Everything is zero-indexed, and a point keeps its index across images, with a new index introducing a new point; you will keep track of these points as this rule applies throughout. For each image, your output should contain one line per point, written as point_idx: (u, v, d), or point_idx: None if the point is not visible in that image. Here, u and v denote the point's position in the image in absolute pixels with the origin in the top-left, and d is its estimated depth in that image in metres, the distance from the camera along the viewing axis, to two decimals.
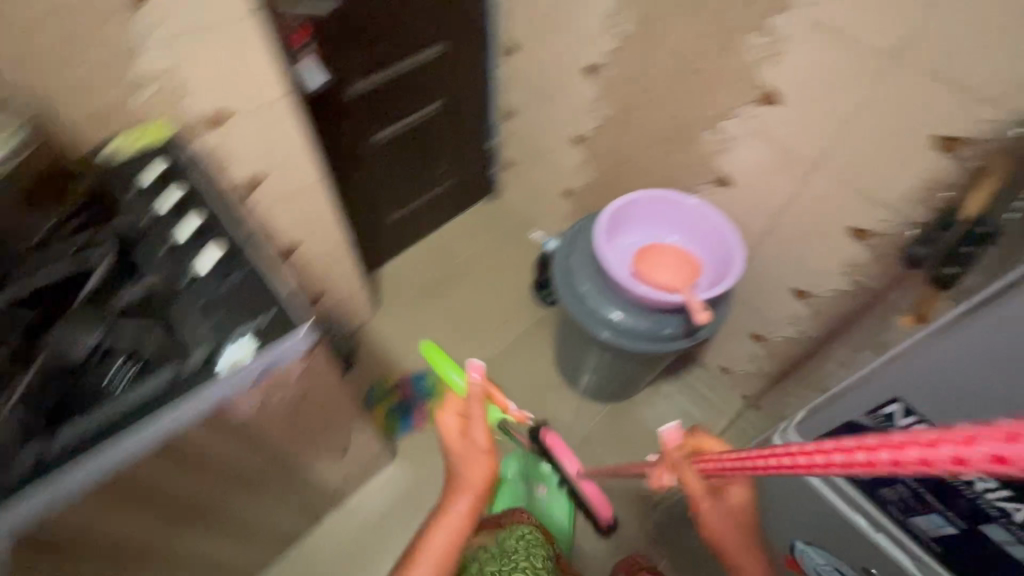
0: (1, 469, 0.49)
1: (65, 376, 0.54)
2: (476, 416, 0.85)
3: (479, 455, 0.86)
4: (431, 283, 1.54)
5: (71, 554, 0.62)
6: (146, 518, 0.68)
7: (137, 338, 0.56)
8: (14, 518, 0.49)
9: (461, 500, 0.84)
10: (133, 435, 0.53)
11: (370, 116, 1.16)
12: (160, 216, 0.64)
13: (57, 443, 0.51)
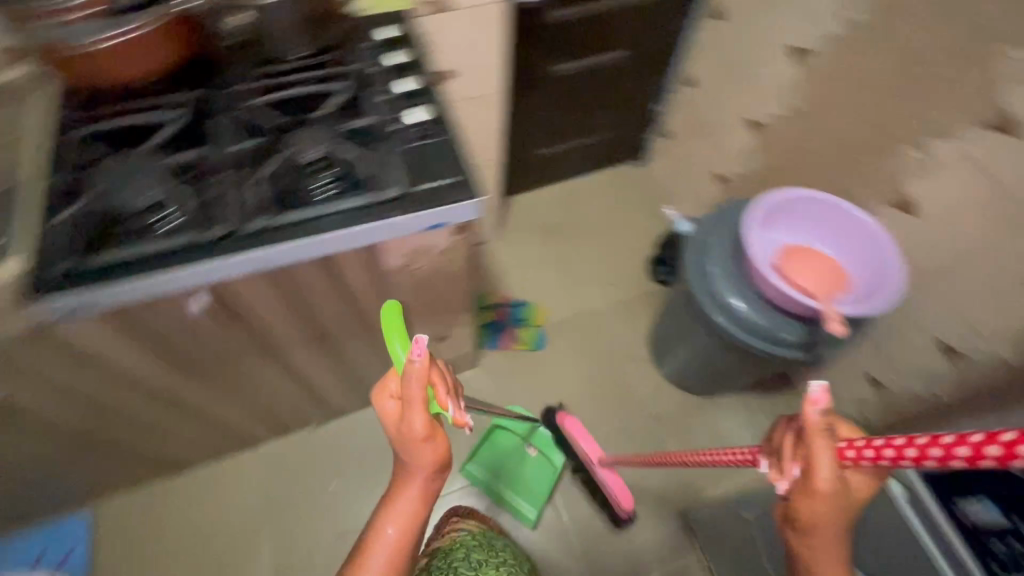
0: (236, 224, 0.61)
1: (293, 173, 0.65)
2: (415, 399, 0.58)
3: (423, 448, 0.60)
4: (554, 226, 1.59)
5: (240, 321, 0.76)
6: (294, 321, 0.82)
7: (350, 161, 0.66)
8: (233, 266, 0.61)
9: (402, 501, 0.62)
10: (327, 235, 0.62)
11: (559, 45, 1.19)
12: (385, 67, 0.76)
13: (277, 220, 0.62)
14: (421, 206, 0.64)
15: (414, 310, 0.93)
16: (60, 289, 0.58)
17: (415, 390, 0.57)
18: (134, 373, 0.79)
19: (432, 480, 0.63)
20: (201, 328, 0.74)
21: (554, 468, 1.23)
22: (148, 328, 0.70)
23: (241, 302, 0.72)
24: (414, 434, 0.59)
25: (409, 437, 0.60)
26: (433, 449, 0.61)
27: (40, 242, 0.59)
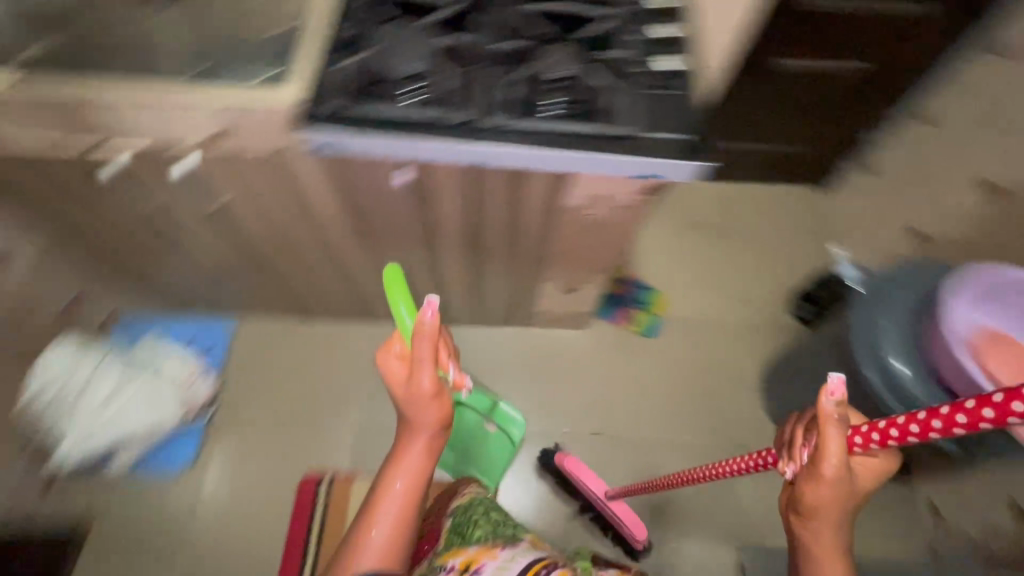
0: (485, 115, 0.69)
1: (542, 83, 0.72)
2: (426, 357, 0.68)
3: (429, 401, 0.71)
4: (706, 224, 1.53)
5: (427, 205, 0.83)
6: (463, 223, 0.88)
7: (594, 88, 0.72)
8: (466, 152, 0.68)
9: (409, 455, 0.73)
10: (556, 151, 0.67)
11: (809, 40, 1.02)
12: (643, 11, 0.81)
13: (519, 124, 0.68)
14: (686, 157, 0.69)
15: (564, 253, 0.97)
16: (331, 121, 0.68)
17: (426, 348, 0.68)
18: (322, 221, 0.90)
19: (434, 439, 0.74)
20: (390, 202, 0.83)
21: (515, 446, 1.27)
22: (352, 187, 0.79)
23: (433, 190, 0.79)
24: (422, 393, 0.70)
25: (417, 395, 0.70)
26: (439, 407, 0.71)
27: (318, 79, 0.70)
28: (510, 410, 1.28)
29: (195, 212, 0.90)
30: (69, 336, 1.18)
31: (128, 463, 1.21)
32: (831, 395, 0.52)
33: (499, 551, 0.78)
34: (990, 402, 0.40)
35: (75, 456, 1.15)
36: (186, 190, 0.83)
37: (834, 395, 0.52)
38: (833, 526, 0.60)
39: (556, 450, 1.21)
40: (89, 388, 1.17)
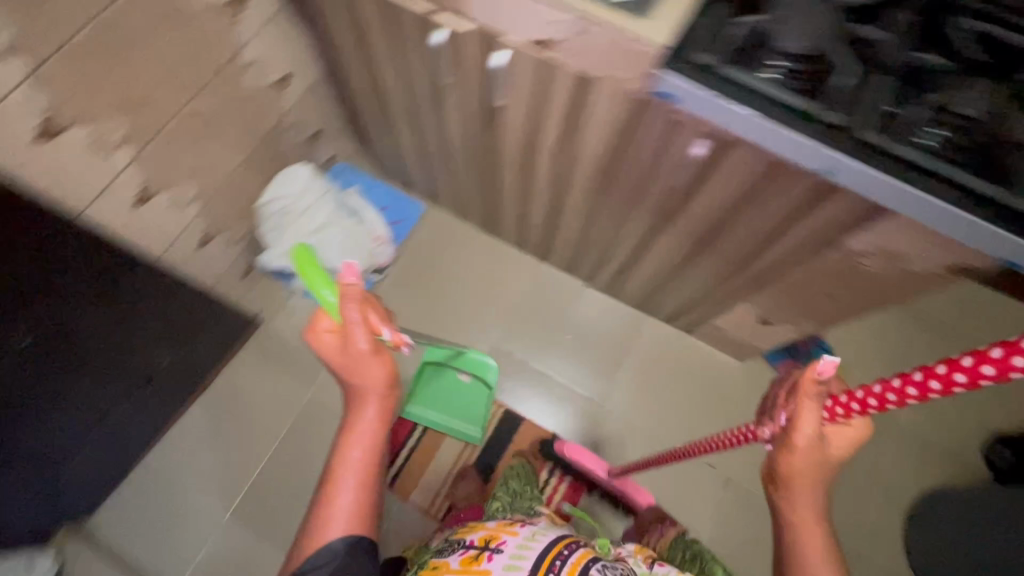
0: (852, 120, 0.60)
1: (928, 109, 0.61)
2: (355, 323, 0.72)
3: (369, 359, 0.72)
4: (915, 314, 1.36)
5: (692, 185, 0.80)
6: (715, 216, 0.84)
7: (987, 139, 0.60)
8: (814, 150, 0.60)
9: (364, 416, 0.73)
10: (917, 190, 0.58)
11: None
12: None
13: (888, 145, 0.59)
14: (989, 219, 0.57)
15: (790, 285, 0.91)
16: (683, 65, 0.63)
17: (351, 309, 0.72)
18: (575, 158, 0.90)
19: (384, 397, 0.73)
20: (661, 167, 0.80)
21: (491, 392, 1.30)
22: (639, 138, 0.77)
23: (713, 172, 0.75)
24: (361, 353, 0.72)
25: (360, 358, 0.73)
26: (381, 363, 0.73)
27: (683, 19, 0.63)
28: (483, 360, 1.29)
29: (465, 102, 0.93)
30: (302, 167, 1.28)
31: (303, 287, 1.36)
32: (819, 373, 0.56)
33: (519, 530, 0.88)
34: (988, 358, 0.37)
35: (272, 266, 1.28)
36: (473, 81, 0.86)
37: (822, 374, 0.55)
38: (810, 493, 0.64)
39: (550, 441, 1.27)
40: (304, 215, 1.28)
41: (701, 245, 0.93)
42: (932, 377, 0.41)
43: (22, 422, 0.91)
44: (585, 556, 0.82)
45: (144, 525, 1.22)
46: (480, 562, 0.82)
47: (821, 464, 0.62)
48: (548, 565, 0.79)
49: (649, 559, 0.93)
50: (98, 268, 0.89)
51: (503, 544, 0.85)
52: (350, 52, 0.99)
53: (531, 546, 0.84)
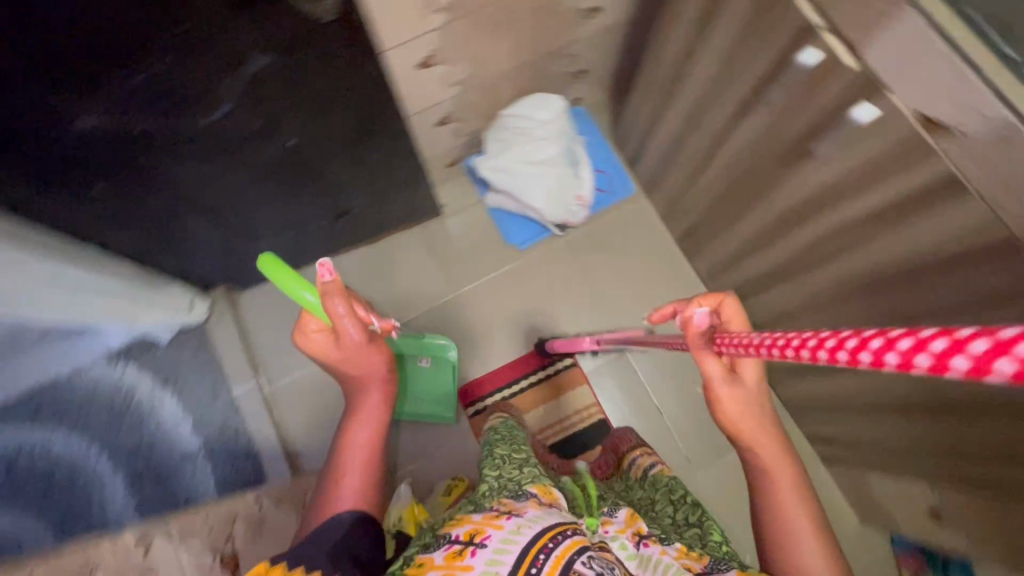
0: None
1: None
2: (348, 323, 0.73)
3: (365, 347, 0.78)
4: None
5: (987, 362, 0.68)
6: (983, 397, 0.72)
7: None
8: None
9: (368, 403, 0.81)
10: None
11: None
12: None
13: None
14: None
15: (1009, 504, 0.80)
16: None
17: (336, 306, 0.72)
18: (860, 249, 0.78)
19: (384, 384, 0.83)
20: (970, 320, 0.68)
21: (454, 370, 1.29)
22: (967, 279, 0.66)
23: None
24: (356, 344, 0.77)
25: (355, 350, 0.79)
26: (376, 351, 0.80)
27: None
28: (437, 340, 1.28)
29: (775, 129, 0.83)
30: (557, 98, 1.24)
31: (495, 204, 1.37)
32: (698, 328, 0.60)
33: (505, 521, 0.57)
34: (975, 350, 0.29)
35: (483, 173, 1.29)
36: (806, 117, 0.75)
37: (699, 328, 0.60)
38: (759, 430, 0.65)
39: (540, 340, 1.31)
40: (535, 142, 1.25)
41: (932, 407, 0.82)
42: (891, 351, 0.34)
43: (249, 201, 1.02)
44: (573, 547, 0.53)
45: (269, 323, 1.34)
46: (463, 559, 0.53)
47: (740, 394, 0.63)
48: (530, 559, 0.52)
49: (638, 535, 0.64)
50: (371, 118, 0.93)
51: (487, 540, 0.55)
52: (682, 17, 0.91)
53: (514, 543, 0.54)
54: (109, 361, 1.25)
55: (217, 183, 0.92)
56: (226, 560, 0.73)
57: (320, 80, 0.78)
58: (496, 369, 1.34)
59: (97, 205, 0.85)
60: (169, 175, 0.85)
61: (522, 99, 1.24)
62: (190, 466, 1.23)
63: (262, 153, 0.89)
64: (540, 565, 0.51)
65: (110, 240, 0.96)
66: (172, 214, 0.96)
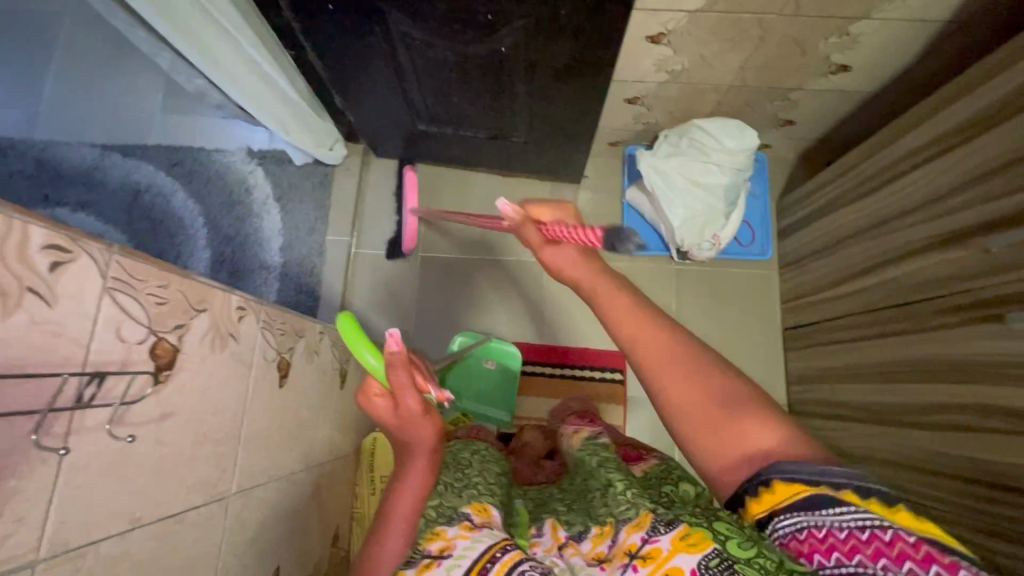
0: None
1: None
2: (406, 387, 0.53)
3: (419, 418, 0.56)
4: None
5: None
6: None
7: None
8: None
9: (410, 476, 0.56)
10: None
11: None
12: None
13: None
14: None
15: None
16: None
17: (404, 376, 0.52)
18: (999, 441, 0.70)
19: (436, 450, 0.57)
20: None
21: (517, 380, 1.24)
22: None
23: None
24: (414, 414, 0.55)
25: (409, 418, 0.56)
26: (433, 421, 0.56)
27: None
28: (506, 346, 1.24)
29: (974, 276, 0.74)
30: (752, 134, 1.15)
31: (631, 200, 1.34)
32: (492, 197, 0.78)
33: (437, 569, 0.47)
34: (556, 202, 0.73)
35: (640, 166, 1.23)
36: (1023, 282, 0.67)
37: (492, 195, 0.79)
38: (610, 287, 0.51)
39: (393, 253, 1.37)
40: (706, 165, 1.18)
41: None
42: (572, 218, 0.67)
43: (435, 83, 1.04)
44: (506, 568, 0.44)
45: (392, 199, 1.43)
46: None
47: (570, 261, 0.55)
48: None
49: (558, 545, 0.52)
50: (581, 65, 0.90)
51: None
52: (935, 116, 0.83)
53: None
54: (247, 156, 1.31)
55: (421, 53, 0.94)
56: (282, 364, 0.62)
57: (565, 7, 0.77)
58: (548, 345, 1.33)
59: (317, 25, 0.90)
60: (388, 27, 0.88)
61: (715, 118, 1.17)
62: (261, 278, 1.27)
63: (475, 46, 0.89)
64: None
65: (311, 59, 1.02)
66: (367, 60, 0.99)
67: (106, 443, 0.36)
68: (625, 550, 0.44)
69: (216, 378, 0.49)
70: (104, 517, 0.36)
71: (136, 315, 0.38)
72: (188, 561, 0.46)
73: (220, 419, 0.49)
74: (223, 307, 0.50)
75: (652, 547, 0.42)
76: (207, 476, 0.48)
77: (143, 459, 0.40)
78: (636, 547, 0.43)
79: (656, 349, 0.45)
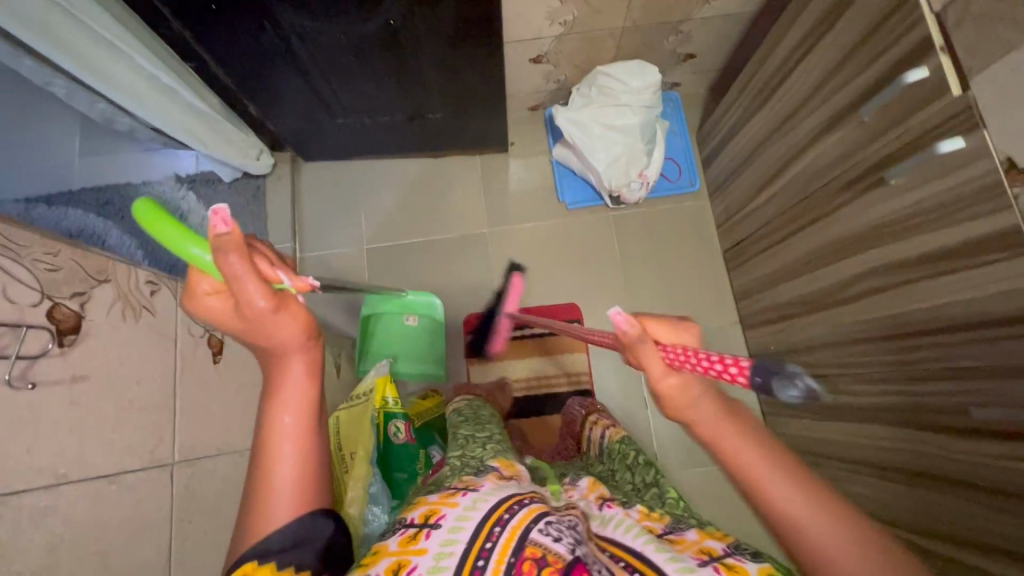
0: None
1: None
2: (247, 277, 0.41)
3: (270, 319, 0.44)
4: None
5: (982, 444, 0.67)
6: (974, 481, 0.69)
7: None
8: None
9: (289, 383, 0.47)
10: None
11: None
12: None
13: None
14: None
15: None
16: None
17: (240, 264, 0.41)
18: (904, 290, 0.74)
19: (312, 350, 0.48)
20: (1009, 385, 0.62)
21: (443, 332, 1.28)
22: (1000, 349, 0.62)
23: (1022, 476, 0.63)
24: (261, 316, 0.44)
25: (260, 320, 0.44)
26: (294, 317, 0.45)
27: None
28: (427, 299, 1.26)
29: (858, 150, 0.79)
30: (654, 69, 1.20)
31: (558, 157, 1.38)
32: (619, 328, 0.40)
33: (461, 498, 0.50)
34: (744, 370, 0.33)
35: (557, 121, 1.27)
36: (892, 142, 0.72)
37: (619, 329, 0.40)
38: (726, 428, 0.42)
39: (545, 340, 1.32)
40: (615, 108, 1.23)
41: (914, 477, 0.80)
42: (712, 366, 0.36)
43: (339, 73, 1.06)
44: (530, 515, 0.47)
45: (330, 201, 1.45)
46: (418, 543, 0.46)
47: (685, 390, 0.41)
48: (484, 531, 0.45)
49: (603, 498, 0.62)
50: (470, 27, 0.92)
51: (441, 520, 0.48)
52: (803, 16, 0.88)
53: (470, 519, 0.47)
54: (176, 182, 1.31)
55: (317, 41, 0.95)
56: (212, 340, 0.66)
57: None
58: (506, 310, 1.35)
59: (206, 34, 0.92)
60: (275, 23, 0.90)
61: (618, 63, 1.22)
62: None
63: (364, 25, 0.91)
64: (495, 540, 0.45)
65: (213, 69, 1.03)
66: (268, 61, 1.00)
67: (6, 394, 0.38)
68: (704, 549, 0.49)
69: (134, 347, 0.51)
70: (22, 470, 0.38)
71: (23, 278, 0.41)
72: (136, 523, 0.48)
73: (145, 387, 0.52)
74: (128, 280, 0.53)
75: (737, 563, 0.45)
76: (140, 441, 0.50)
77: (59, 417, 0.42)
78: (718, 553, 0.47)
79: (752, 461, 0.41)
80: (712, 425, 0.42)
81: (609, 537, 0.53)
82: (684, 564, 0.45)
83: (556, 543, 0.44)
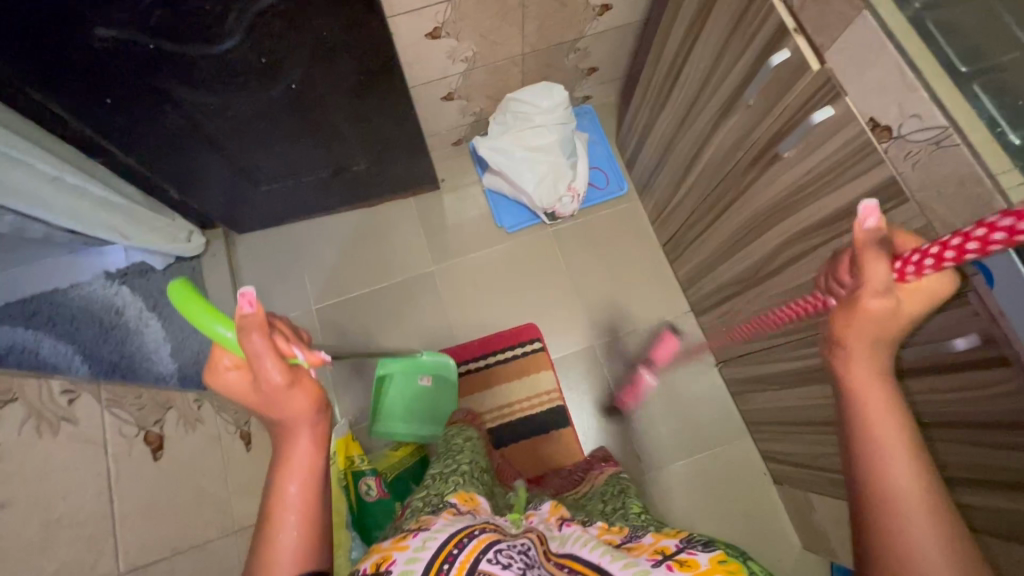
0: None
1: None
2: (264, 351, 0.50)
3: (283, 392, 0.52)
4: None
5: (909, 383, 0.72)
6: (914, 418, 0.74)
7: None
8: None
9: (297, 455, 0.52)
10: None
11: None
12: None
13: None
14: None
15: None
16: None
17: (260, 341, 0.50)
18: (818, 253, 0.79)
19: (319, 423, 0.53)
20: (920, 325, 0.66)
21: (454, 392, 1.21)
22: None
23: (953, 401, 0.67)
24: (271, 388, 0.51)
25: (272, 393, 0.52)
26: (303, 393, 0.53)
27: None
28: (436, 357, 1.20)
29: (751, 131, 0.84)
30: (560, 87, 1.25)
31: (490, 186, 1.41)
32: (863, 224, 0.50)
33: (411, 540, 0.49)
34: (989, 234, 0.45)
35: (480, 152, 1.30)
36: (776, 120, 0.77)
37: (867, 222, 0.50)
38: (871, 373, 0.51)
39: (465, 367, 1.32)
40: (532, 129, 1.27)
41: None
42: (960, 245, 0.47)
43: (253, 143, 1.06)
44: (480, 547, 0.47)
45: (270, 268, 1.42)
46: None
47: (877, 312, 0.52)
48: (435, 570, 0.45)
49: (562, 517, 0.63)
50: (372, 77, 0.95)
51: (391, 566, 0.47)
52: (682, 16, 0.94)
53: (422, 557, 0.47)
54: (105, 280, 1.25)
55: (225, 116, 0.96)
56: (150, 438, 0.67)
57: (326, 27, 0.81)
58: (463, 343, 1.35)
59: (108, 132, 0.91)
60: (178, 107, 0.90)
61: (526, 88, 1.27)
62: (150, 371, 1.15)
63: (266, 92, 0.92)
64: None
65: (124, 160, 1.02)
66: (180, 143, 0.99)
67: None
68: (659, 551, 0.50)
69: (54, 460, 0.53)
70: None
71: None
72: None
73: (74, 502, 0.53)
74: (40, 394, 0.55)
75: (689, 557, 0.47)
76: (75, 561, 0.51)
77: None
78: (671, 551, 0.49)
79: (889, 438, 0.48)
80: (860, 360, 0.52)
81: (568, 553, 0.53)
82: (639, 567, 0.47)
83: (505, 570, 0.45)
